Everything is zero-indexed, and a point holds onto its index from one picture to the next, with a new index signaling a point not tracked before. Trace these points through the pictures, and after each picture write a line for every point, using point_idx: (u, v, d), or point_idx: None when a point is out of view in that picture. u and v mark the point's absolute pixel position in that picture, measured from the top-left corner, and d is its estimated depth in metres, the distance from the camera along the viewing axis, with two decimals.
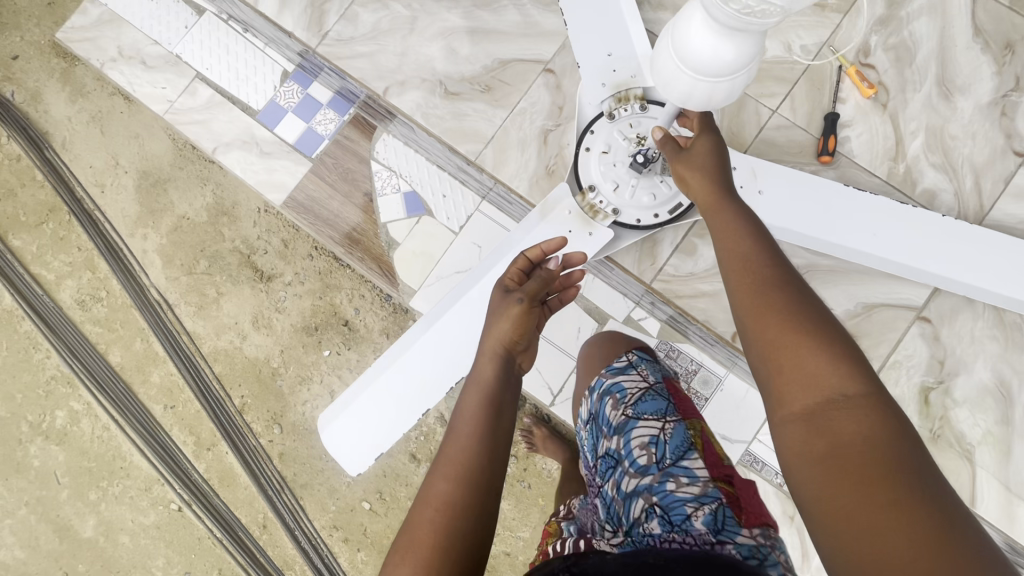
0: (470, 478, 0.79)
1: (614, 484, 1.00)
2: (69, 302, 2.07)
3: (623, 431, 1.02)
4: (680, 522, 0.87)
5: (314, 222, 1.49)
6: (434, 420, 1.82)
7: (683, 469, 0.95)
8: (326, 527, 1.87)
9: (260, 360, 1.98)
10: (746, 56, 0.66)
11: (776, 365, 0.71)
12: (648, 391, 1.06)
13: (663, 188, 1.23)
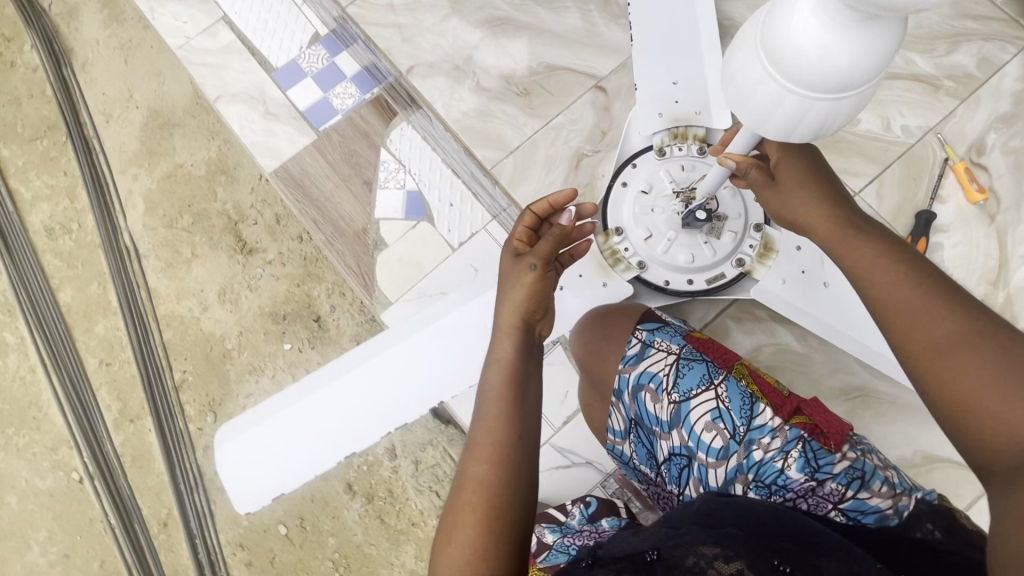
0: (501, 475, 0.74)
1: (698, 484, 0.89)
2: (37, 227, 1.91)
3: (680, 422, 0.88)
4: (777, 483, 0.85)
5: (301, 200, 1.31)
6: (382, 451, 1.61)
7: (760, 430, 0.86)
8: (231, 543, 1.62)
9: (215, 336, 1.78)
10: (852, 73, 0.45)
11: (953, 409, 0.64)
12: (680, 359, 0.90)
13: (705, 250, 1.07)
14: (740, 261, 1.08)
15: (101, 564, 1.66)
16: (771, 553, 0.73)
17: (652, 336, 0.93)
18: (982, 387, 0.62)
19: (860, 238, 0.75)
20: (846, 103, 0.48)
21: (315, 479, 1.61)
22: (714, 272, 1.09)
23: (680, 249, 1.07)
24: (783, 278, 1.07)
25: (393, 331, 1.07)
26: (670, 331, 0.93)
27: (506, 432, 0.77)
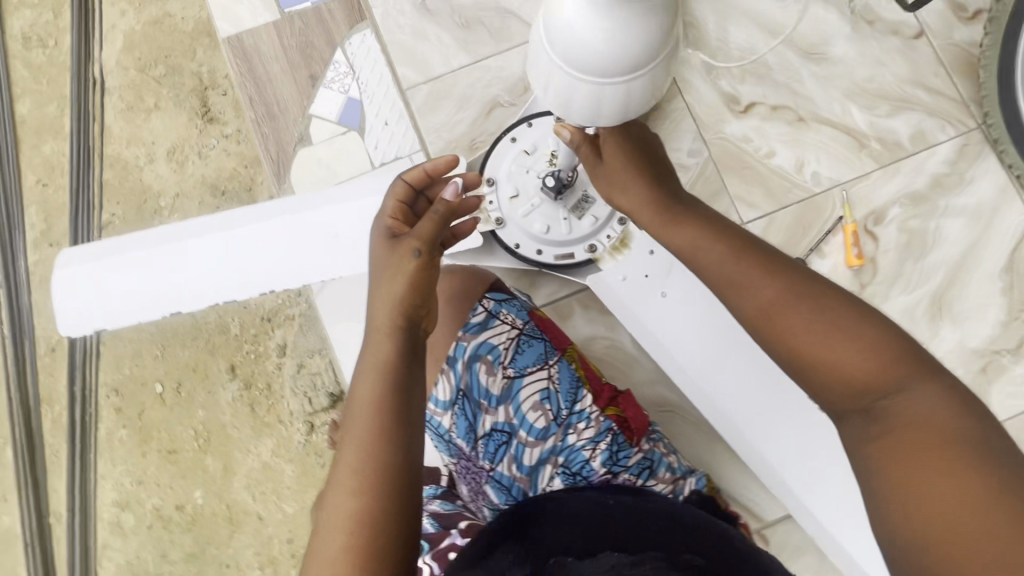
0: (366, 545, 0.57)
1: (512, 464, 0.79)
2: (15, 32, 1.89)
3: (508, 397, 0.79)
4: (583, 472, 0.77)
5: (244, 74, 1.29)
6: (272, 345, 1.64)
7: (579, 415, 0.79)
8: (107, 386, 1.66)
9: (152, 191, 1.78)
10: (596, 60, 0.45)
11: (807, 375, 0.60)
12: (522, 335, 0.82)
13: (562, 228, 0.84)
14: (592, 247, 0.85)
15: None
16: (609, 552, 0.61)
17: (498, 306, 0.83)
18: (820, 345, 0.59)
19: (681, 220, 0.68)
20: (582, 93, 0.49)
21: (203, 350, 1.65)
22: (564, 249, 0.86)
23: (537, 216, 0.84)
24: (625, 275, 0.85)
25: (268, 204, 0.94)
26: (517, 304, 0.85)
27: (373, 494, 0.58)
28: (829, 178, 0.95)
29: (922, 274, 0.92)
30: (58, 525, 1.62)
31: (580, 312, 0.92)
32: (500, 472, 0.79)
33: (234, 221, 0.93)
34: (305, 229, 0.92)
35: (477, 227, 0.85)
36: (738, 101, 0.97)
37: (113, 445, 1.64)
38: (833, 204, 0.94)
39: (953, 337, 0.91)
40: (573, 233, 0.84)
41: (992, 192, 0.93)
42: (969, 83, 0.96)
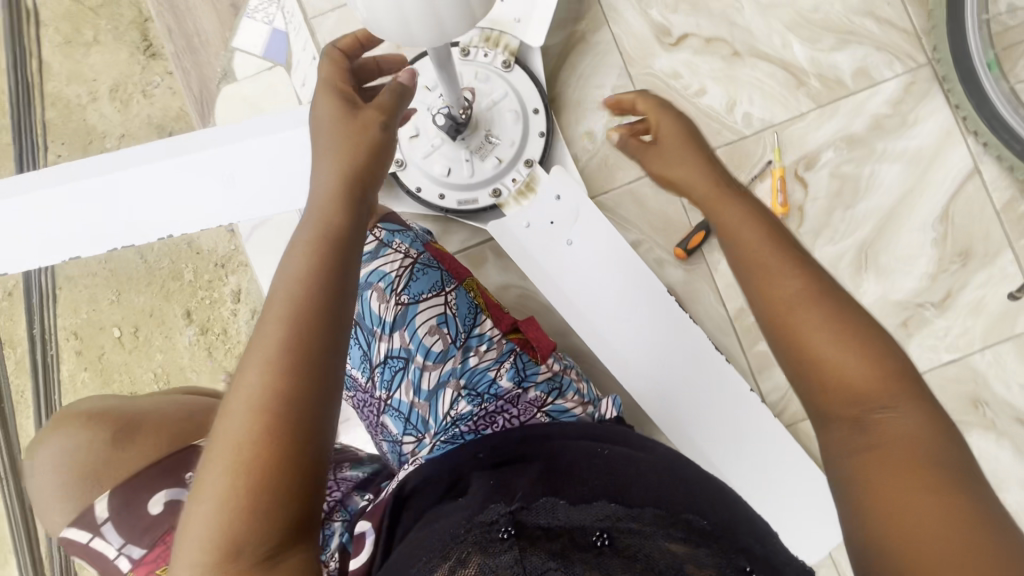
0: (291, 391, 0.45)
1: (410, 390, 0.72)
2: None
3: (402, 322, 0.73)
4: (488, 390, 0.70)
5: (161, 2, 1.21)
6: (227, 292, 1.63)
7: (478, 338, 0.74)
8: (66, 330, 1.68)
9: (97, 131, 1.71)
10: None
11: (815, 383, 0.46)
12: (417, 264, 0.76)
13: (465, 170, 0.81)
14: (496, 192, 0.82)
15: None
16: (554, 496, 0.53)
17: (390, 236, 0.77)
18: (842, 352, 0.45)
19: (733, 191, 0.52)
20: (382, 9, 0.42)
21: (157, 296, 1.65)
22: (468, 194, 0.83)
23: (437, 157, 0.80)
24: (530, 222, 0.82)
25: (186, 140, 0.87)
26: (412, 236, 0.79)
27: (302, 334, 0.46)
28: (761, 120, 0.89)
29: (850, 224, 0.88)
30: None
31: (493, 260, 0.89)
32: (399, 399, 0.72)
33: (127, 160, 0.87)
34: (198, 170, 0.86)
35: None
36: (669, 33, 0.89)
37: (76, 387, 1.68)
38: (763, 147, 0.89)
39: (878, 289, 0.88)
40: (475, 177, 0.81)
41: (934, 135, 0.88)
42: (923, 13, 0.88)
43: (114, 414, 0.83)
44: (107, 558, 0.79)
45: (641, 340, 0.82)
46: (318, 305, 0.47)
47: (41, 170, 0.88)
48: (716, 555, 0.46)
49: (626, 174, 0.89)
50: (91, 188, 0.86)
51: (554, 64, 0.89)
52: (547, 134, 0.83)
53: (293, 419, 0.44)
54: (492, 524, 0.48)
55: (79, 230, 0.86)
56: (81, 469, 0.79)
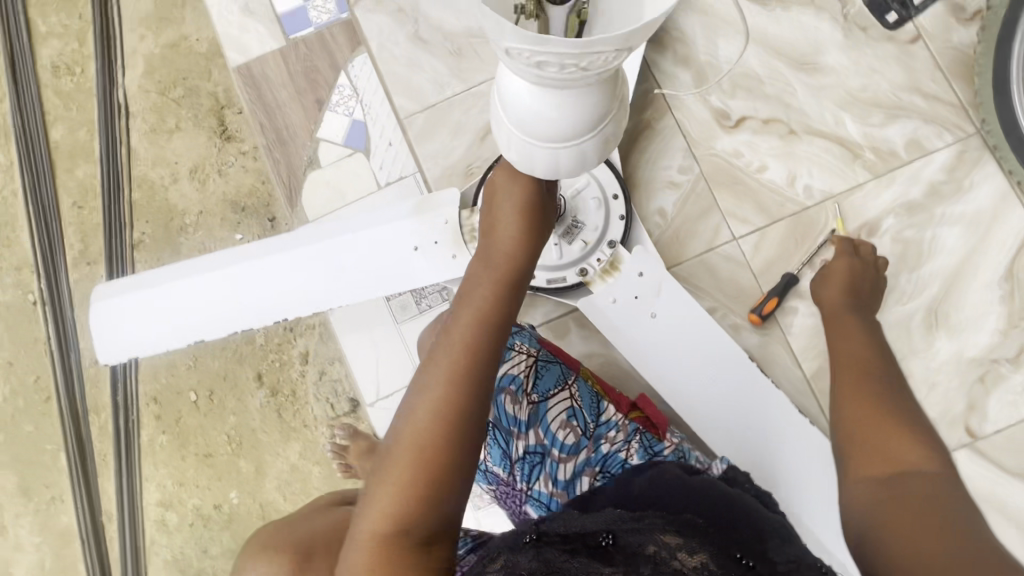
0: (464, 402, 0.61)
1: (548, 481, 0.78)
2: (44, 62, 1.89)
3: (536, 421, 0.79)
4: (621, 472, 0.77)
5: (254, 101, 1.35)
6: (297, 355, 1.71)
7: (605, 425, 0.80)
8: (147, 395, 1.75)
9: (178, 209, 1.83)
10: (550, 127, 0.47)
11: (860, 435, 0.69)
12: (539, 360, 0.82)
13: (554, 253, 0.88)
14: (583, 271, 0.88)
15: (37, 379, 1.79)
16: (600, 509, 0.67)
17: (512, 338, 0.81)
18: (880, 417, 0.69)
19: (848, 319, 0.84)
20: (539, 154, 0.51)
21: (232, 360, 1.73)
22: (555, 274, 0.89)
23: None
24: (616, 297, 0.88)
25: (301, 233, 0.97)
26: (528, 334, 0.84)
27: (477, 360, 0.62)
28: (821, 191, 0.95)
29: (918, 285, 0.93)
30: (110, 524, 1.74)
31: (576, 330, 0.95)
32: (540, 491, 0.78)
33: (253, 251, 0.96)
34: (314, 260, 0.95)
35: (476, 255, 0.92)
36: (729, 117, 0.98)
37: (154, 450, 1.74)
38: (824, 215, 0.95)
39: (949, 347, 0.91)
40: (563, 258, 0.88)
41: (990, 199, 0.93)
42: (967, 87, 0.95)
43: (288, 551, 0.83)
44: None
45: (727, 407, 0.86)
46: (491, 341, 0.64)
47: (173, 262, 0.98)
48: (710, 546, 0.57)
49: (696, 246, 0.96)
50: (219, 278, 0.96)
51: (625, 149, 0.98)
52: (628, 218, 0.89)
53: (465, 423, 0.60)
54: (521, 533, 0.63)
55: (208, 316, 0.96)
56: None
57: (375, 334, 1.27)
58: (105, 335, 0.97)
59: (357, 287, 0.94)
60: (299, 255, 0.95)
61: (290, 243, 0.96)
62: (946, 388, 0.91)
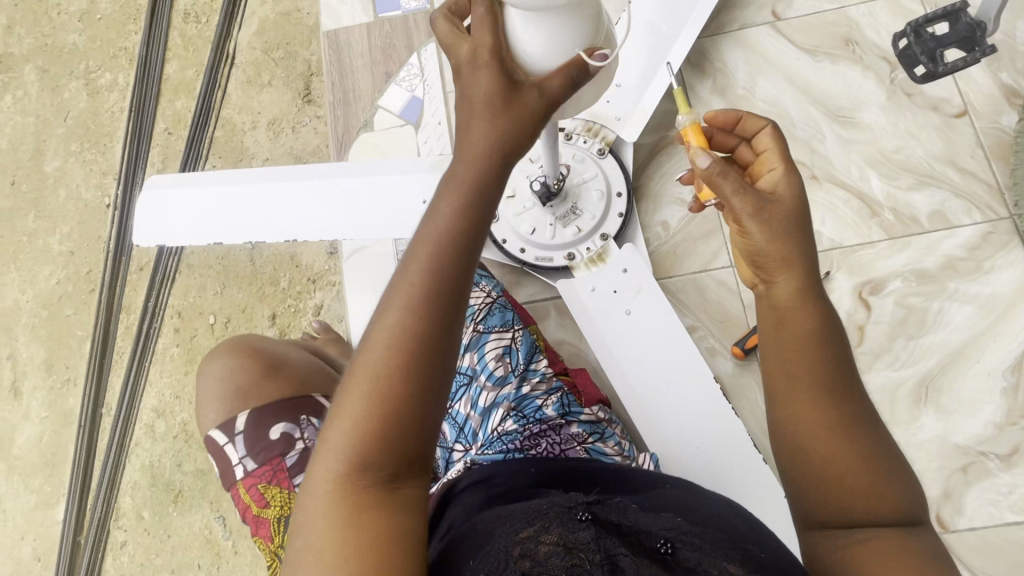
0: (427, 343, 0.55)
1: (468, 404, 0.83)
2: (180, 7, 2.07)
3: (473, 346, 0.85)
4: (534, 414, 0.80)
5: (333, 63, 1.49)
6: (311, 305, 1.80)
7: (534, 371, 0.85)
8: (173, 308, 1.88)
9: (249, 153, 1.95)
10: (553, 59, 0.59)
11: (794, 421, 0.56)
12: (494, 303, 0.90)
13: (548, 233, 0.92)
14: (570, 255, 0.93)
15: (89, 272, 1.97)
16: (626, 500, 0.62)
17: (478, 278, 0.92)
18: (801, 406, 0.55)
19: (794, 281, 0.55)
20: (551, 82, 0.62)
21: (254, 296, 1.84)
22: (545, 253, 0.94)
23: (526, 217, 0.91)
24: (595, 287, 0.91)
25: (336, 167, 1.08)
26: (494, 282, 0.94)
27: (435, 297, 0.56)
28: (830, 240, 0.94)
29: (913, 354, 0.89)
30: (107, 416, 1.85)
31: (554, 317, 0.98)
32: (457, 411, 0.83)
33: (292, 174, 1.08)
34: (337, 194, 1.06)
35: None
36: None
37: (164, 359, 1.86)
38: (825, 264, 0.93)
39: (934, 426, 0.87)
40: (554, 239, 0.92)
41: (1009, 287, 0.90)
42: (1006, 170, 0.93)
43: (260, 349, 1.02)
44: (229, 462, 0.96)
45: (677, 420, 0.84)
46: (451, 274, 0.56)
47: (217, 170, 1.10)
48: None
49: (691, 265, 0.96)
50: (251, 191, 1.07)
51: (644, 158, 1.01)
52: (626, 216, 0.94)
53: (426, 363, 0.55)
54: (571, 509, 0.58)
55: (233, 222, 1.07)
56: (228, 386, 0.98)
57: (378, 292, 1.33)
58: (144, 215, 1.08)
59: (371, 225, 1.05)
60: (328, 185, 1.06)
61: (324, 173, 1.07)
62: (922, 469, 0.86)
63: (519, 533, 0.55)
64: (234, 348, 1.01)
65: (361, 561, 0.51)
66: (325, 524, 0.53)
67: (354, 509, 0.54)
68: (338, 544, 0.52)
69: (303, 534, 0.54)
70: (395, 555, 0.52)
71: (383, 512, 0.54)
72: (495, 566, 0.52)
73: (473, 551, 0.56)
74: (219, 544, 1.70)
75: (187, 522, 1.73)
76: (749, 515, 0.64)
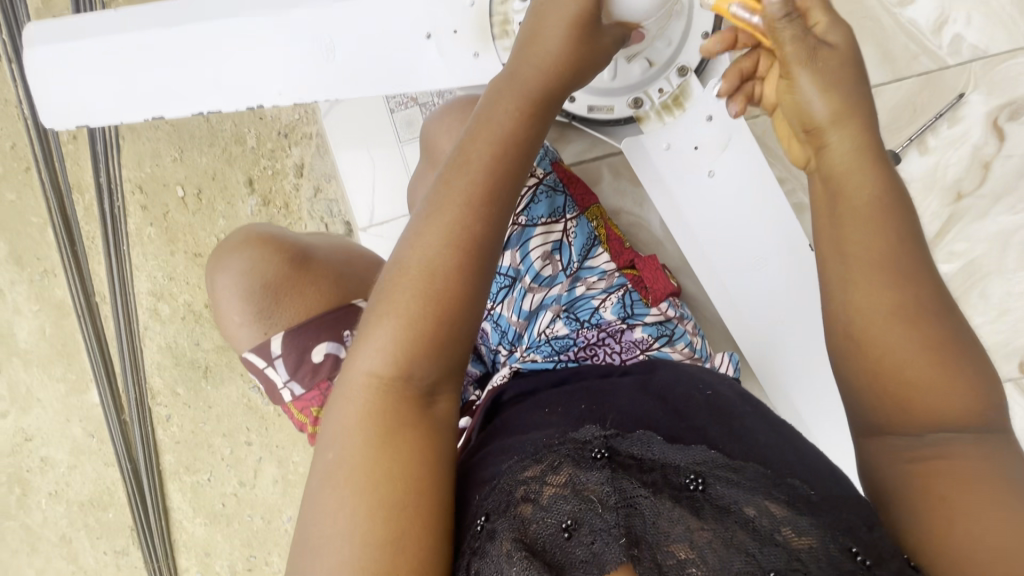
0: (483, 243, 0.53)
1: (512, 306, 0.74)
2: None
3: (516, 243, 0.73)
4: (589, 319, 0.73)
5: None
6: (291, 166, 1.54)
7: (590, 269, 0.76)
8: (131, 183, 1.62)
9: None
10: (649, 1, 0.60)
11: (863, 347, 0.52)
12: (541, 186, 0.75)
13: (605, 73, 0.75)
14: (637, 102, 0.77)
15: (13, 147, 1.64)
16: (652, 427, 0.57)
17: None
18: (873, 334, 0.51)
19: (842, 183, 0.52)
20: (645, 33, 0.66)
21: (220, 158, 1.56)
22: (602, 100, 0.78)
23: None
24: (671, 144, 0.78)
25: None
26: (542, 153, 0.78)
27: (493, 199, 0.53)
28: (970, 46, 0.86)
29: None
30: (103, 304, 1.74)
31: (608, 177, 0.90)
32: (500, 313, 0.74)
33: (231, 8, 0.76)
34: (299, 33, 0.76)
35: (503, 59, 0.77)
36: None
37: (144, 240, 1.66)
38: (962, 81, 0.86)
39: None
40: (620, 81, 0.75)
41: None
42: None
43: (285, 241, 0.87)
44: (274, 384, 0.88)
45: (758, 290, 0.80)
46: (512, 174, 0.54)
47: (124, 9, 0.78)
48: (819, 523, 0.47)
49: None
50: (182, 39, 0.77)
51: None
52: (711, 39, 0.76)
53: (483, 263, 0.53)
54: (586, 443, 0.53)
55: (169, 89, 0.79)
56: (253, 288, 0.85)
57: (377, 153, 1.10)
58: (49, 87, 0.80)
59: (356, 77, 0.78)
60: (286, 22, 0.76)
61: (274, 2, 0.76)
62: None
63: (524, 472, 0.53)
64: (249, 245, 0.86)
65: (393, 496, 0.49)
66: (364, 409, 0.52)
67: (387, 428, 0.51)
68: (369, 465, 0.50)
69: (326, 456, 0.51)
70: (423, 479, 0.51)
71: (415, 428, 0.52)
72: (495, 506, 0.52)
73: (483, 480, 0.56)
74: (260, 409, 1.74)
75: (224, 394, 1.75)
76: (803, 442, 0.58)
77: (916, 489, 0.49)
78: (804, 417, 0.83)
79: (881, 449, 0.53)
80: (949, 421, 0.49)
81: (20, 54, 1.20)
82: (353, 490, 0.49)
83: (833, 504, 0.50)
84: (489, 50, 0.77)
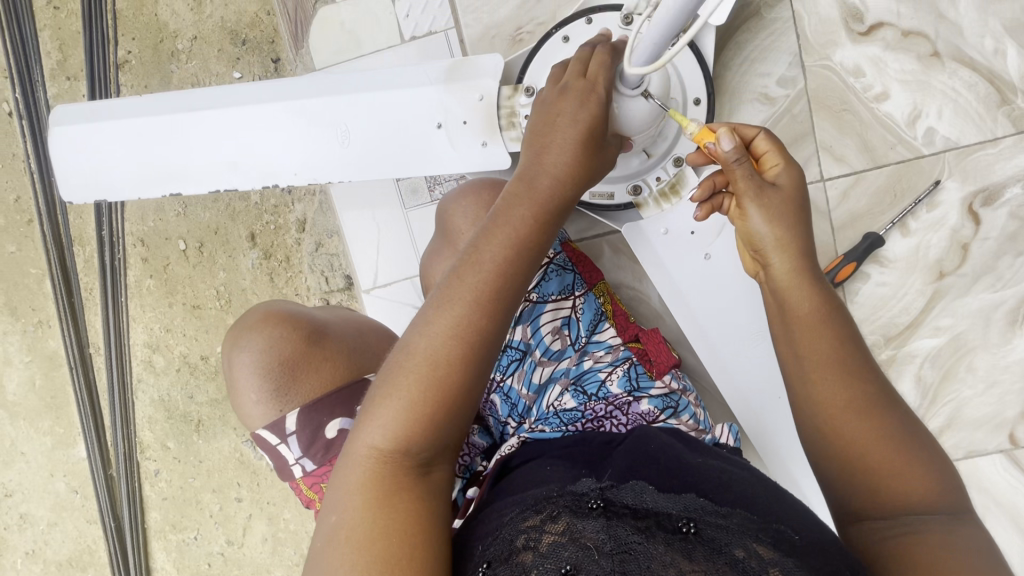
0: (489, 330, 0.55)
1: (522, 379, 0.76)
2: None
3: (527, 319, 0.77)
4: (597, 392, 0.75)
5: None
6: (293, 221, 1.56)
7: (597, 344, 0.79)
8: (133, 236, 1.63)
9: None
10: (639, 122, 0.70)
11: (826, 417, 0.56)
12: (551, 265, 0.79)
13: None
14: (636, 189, 0.84)
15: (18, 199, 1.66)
16: (646, 479, 0.58)
17: None
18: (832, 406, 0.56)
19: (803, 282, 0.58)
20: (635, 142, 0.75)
21: (224, 212, 1.59)
22: (604, 188, 0.84)
23: None
24: (667, 229, 0.84)
25: (308, 83, 0.81)
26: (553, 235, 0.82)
27: (499, 287, 0.56)
28: (942, 137, 0.92)
29: (1016, 273, 0.90)
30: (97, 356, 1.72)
31: (608, 255, 0.94)
32: (511, 386, 0.76)
33: (252, 95, 0.81)
34: (317, 120, 0.80)
35: (510, 148, 0.81)
36: (862, 20, 0.93)
37: (142, 292, 1.66)
38: (937, 169, 0.92)
39: None
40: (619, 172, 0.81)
41: None
42: None
43: (300, 318, 0.89)
44: (284, 461, 0.87)
45: (753, 365, 0.83)
46: (517, 264, 0.57)
47: (150, 94, 0.83)
48: (804, 565, 0.47)
49: None
50: (203, 123, 0.81)
51: (721, 41, 0.95)
52: None
53: (486, 348, 0.55)
54: (583, 495, 0.55)
55: (187, 169, 0.82)
56: (270, 366, 0.86)
57: (383, 219, 1.13)
58: (72, 163, 0.83)
59: (370, 161, 0.82)
60: (305, 109, 0.80)
61: (295, 90, 0.80)
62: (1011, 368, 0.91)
63: (524, 521, 0.53)
64: (269, 321, 0.88)
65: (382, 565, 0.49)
66: (366, 480, 0.53)
67: (383, 498, 0.52)
68: (365, 531, 0.50)
69: (330, 519, 0.53)
70: (415, 551, 0.50)
71: (408, 501, 0.52)
72: (496, 554, 0.51)
73: (485, 533, 0.56)
74: (253, 463, 1.69)
75: (215, 448, 1.70)
76: (788, 495, 0.58)
77: (906, 560, 0.50)
78: (804, 489, 0.85)
79: (862, 531, 0.54)
80: (907, 498, 0.53)
81: (37, 118, 1.24)
82: (346, 555, 0.50)
83: (820, 549, 0.50)
84: (497, 138, 0.81)
